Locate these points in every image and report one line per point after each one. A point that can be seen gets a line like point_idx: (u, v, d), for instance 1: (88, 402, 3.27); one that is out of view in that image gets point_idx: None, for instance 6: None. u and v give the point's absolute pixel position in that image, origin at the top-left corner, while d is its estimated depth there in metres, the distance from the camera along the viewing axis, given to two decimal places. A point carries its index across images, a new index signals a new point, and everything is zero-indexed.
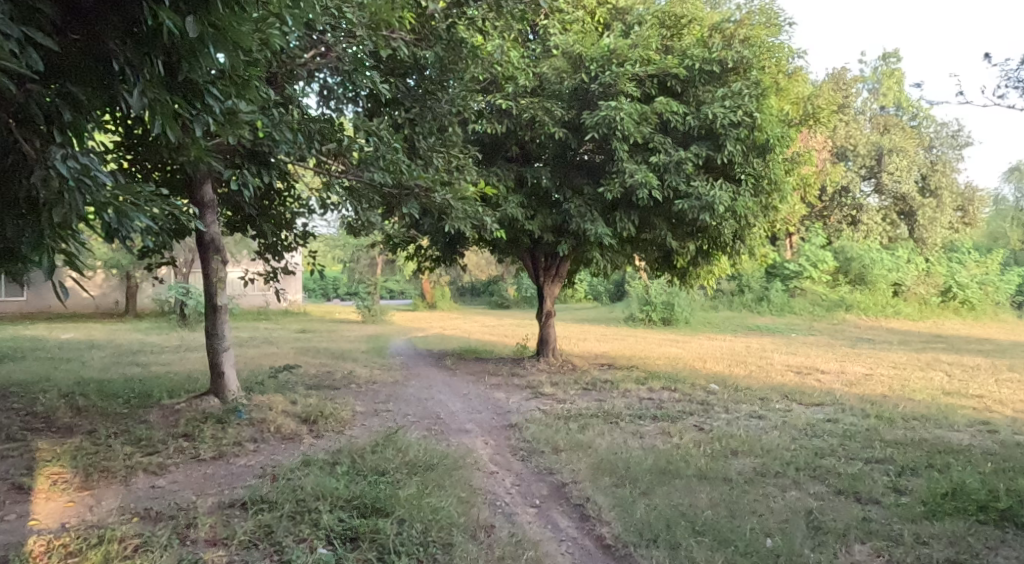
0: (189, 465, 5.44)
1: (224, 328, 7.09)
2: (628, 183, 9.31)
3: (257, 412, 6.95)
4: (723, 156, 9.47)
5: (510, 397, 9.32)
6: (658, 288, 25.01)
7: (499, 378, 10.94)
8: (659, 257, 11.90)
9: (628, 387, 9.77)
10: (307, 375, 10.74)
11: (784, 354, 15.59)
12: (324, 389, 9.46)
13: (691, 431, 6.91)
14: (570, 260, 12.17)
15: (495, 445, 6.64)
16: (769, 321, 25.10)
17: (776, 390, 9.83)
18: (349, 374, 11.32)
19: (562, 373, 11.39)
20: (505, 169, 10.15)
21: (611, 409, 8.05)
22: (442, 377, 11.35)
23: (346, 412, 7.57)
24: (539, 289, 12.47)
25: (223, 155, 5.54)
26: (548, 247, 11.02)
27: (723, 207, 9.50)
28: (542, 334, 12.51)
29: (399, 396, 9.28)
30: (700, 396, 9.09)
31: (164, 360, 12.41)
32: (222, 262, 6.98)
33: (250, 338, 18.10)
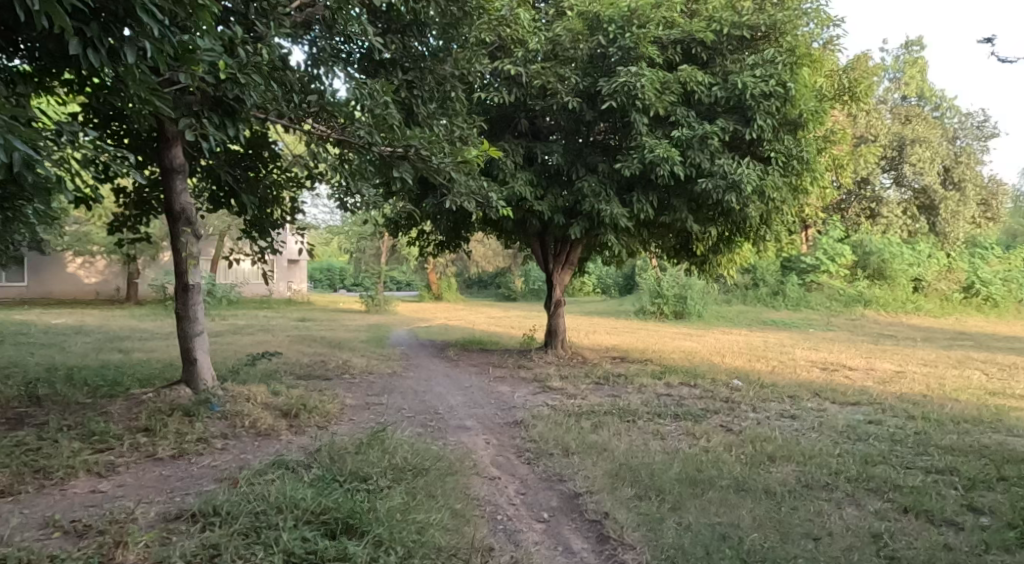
0: (143, 465, 4.72)
1: (197, 310, 6.37)
2: (648, 159, 8.53)
3: (232, 404, 6.20)
4: (752, 131, 8.67)
5: (515, 391, 8.56)
6: (670, 281, 24.21)
7: (505, 371, 10.19)
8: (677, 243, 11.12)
9: (643, 382, 9.01)
10: (299, 365, 10.02)
11: (806, 350, 14.74)
12: (314, 380, 8.73)
13: (718, 433, 6.13)
14: (581, 246, 11.39)
15: (498, 446, 5.89)
16: (785, 316, 24.26)
17: (804, 388, 9.03)
18: (344, 364, 10.59)
19: (571, 366, 10.62)
20: (513, 144, 9.39)
21: (627, 406, 7.28)
22: (443, 369, 10.61)
23: (333, 406, 6.83)
24: (549, 276, 11.70)
25: (180, 103, 4.67)
26: (559, 230, 10.24)
27: (751, 186, 8.71)
28: (551, 325, 11.74)
29: (395, 388, 8.54)
30: (723, 393, 8.31)
31: (150, 347, 11.70)
32: (195, 236, 6.24)
33: (247, 326, 17.42)
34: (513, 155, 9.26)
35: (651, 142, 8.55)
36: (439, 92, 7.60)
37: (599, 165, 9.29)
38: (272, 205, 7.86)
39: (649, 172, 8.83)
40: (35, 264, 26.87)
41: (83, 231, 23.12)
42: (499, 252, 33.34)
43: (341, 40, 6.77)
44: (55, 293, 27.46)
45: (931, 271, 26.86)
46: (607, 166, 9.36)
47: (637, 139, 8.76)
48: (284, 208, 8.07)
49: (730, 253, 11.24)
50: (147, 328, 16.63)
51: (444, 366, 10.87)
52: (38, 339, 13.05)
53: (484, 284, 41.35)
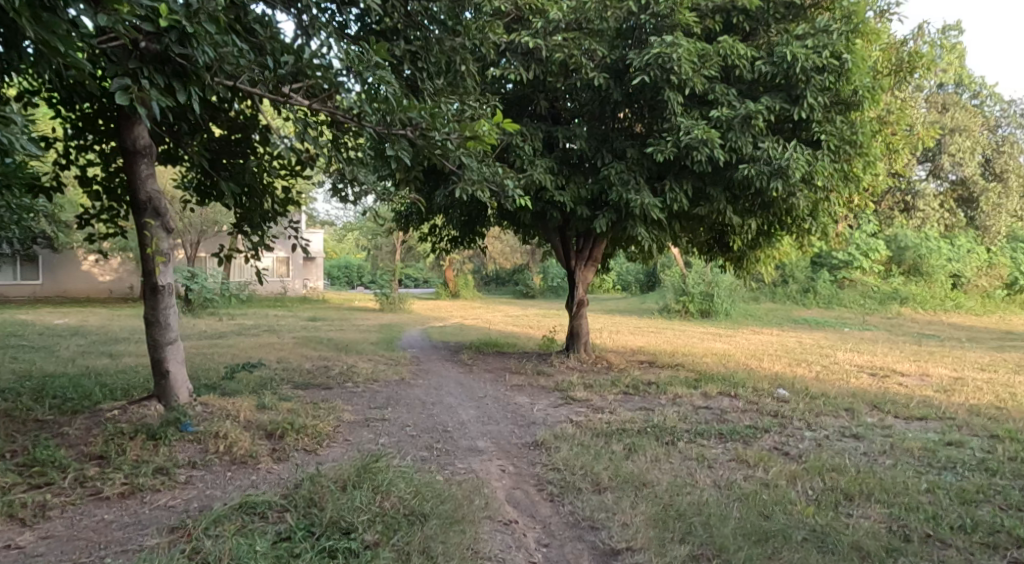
0: (86, 508, 3.91)
1: (170, 317, 5.55)
2: (683, 141, 7.62)
3: (207, 423, 5.37)
4: (801, 109, 7.71)
5: (535, 402, 7.68)
6: (695, 278, 23.21)
7: (523, 377, 9.31)
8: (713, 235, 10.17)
9: (678, 392, 8.10)
10: (298, 372, 9.18)
11: (848, 353, 13.70)
12: (312, 391, 7.89)
13: (774, 459, 5.20)
14: (606, 240, 10.46)
15: (515, 475, 5.02)
16: (817, 314, 23.15)
17: (859, 398, 8.06)
18: (348, 370, 9.76)
19: (596, 372, 9.71)
20: (532, 127, 8.51)
21: (662, 424, 6.37)
22: (456, 375, 9.74)
23: (327, 423, 5.98)
24: (570, 274, 10.81)
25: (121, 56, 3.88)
26: (582, 223, 9.32)
27: (800, 172, 7.75)
28: (573, 327, 10.82)
29: (401, 399, 7.68)
30: (769, 407, 7.38)
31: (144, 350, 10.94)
32: (165, 230, 5.42)
33: (253, 327, 16.67)
34: (532, 139, 8.37)
35: (687, 123, 7.64)
36: (447, 66, 6.76)
37: (627, 150, 8.38)
38: (263, 198, 7.00)
39: (685, 158, 7.91)
40: (48, 261, 26.42)
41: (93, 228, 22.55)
42: (517, 249, 32.46)
43: (335, 5, 5.94)
44: (68, 291, 26.99)
45: (970, 267, 25.79)
46: (636, 151, 8.45)
47: (671, 120, 7.85)
48: (276, 200, 7.23)
49: (769, 248, 10.26)
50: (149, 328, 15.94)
51: (457, 372, 10.01)
52: (30, 341, 12.36)
53: (501, 281, 40.49)
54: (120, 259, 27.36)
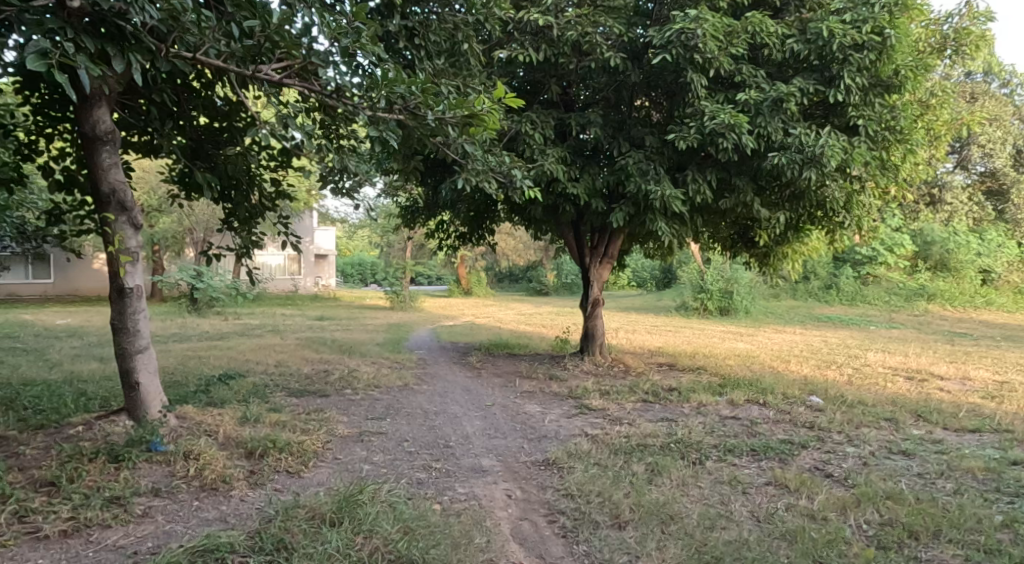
0: (20, 553, 3.41)
1: (139, 323, 5.00)
2: (708, 126, 7.00)
3: (181, 441, 4.84)
4: (838, 90, 7.06)
5: (546, 412, 7.09)
6: (714, 274, 22.53)
7: (534, 383, 8.71)
8: (737, 227, 9.52)
9: (702, 401, 7.48)
10: (296, 378, 8.64)
11: (879, 353, 12.99)
12: (307, 400, 7.33)
13: (818, 482, 4.59)
14: (622, 235, 9.83)
15: (522, 500, 4.46)
16: (840, 312, 22.39)
17: (901, 406, 7.40)
18: (350, 375, 9.21)
19: (612, 377, 9.09)
20: (542, 114, 7.92)
21: (688, 439, 5.73)
22: (463, 380, 9.17)
23: (316, 439, 5.44)
24: (585, 271, 10.19)
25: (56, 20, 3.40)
26: (598, 217, 8.71)
27: (836, 160, 7.10)
28: (588, 327, 10.21)
29: (402, 409, 7.12)
30: (803, 417, 6.74)
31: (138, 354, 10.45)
32: (132, 226, 4.87)
33: (259, 327, 16.21)
34: (544, 126, 7.77)
35: (712, 107, 7.01)
36: (448, 44, 6.16)
37: (646, 138, 7.76)
38: (248, 191, 6.45)
39: (709, 146, 7.29)
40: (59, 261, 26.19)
41: None
42: (530, 245, 31.88)
43: None
44: (79, 291, 26.75)
45: (1001, 261, 24.91)
46: (656, 139, 7.82)
47: (694, 104, 7.22)
48: (265, 193, 6.67)
49: (798, 243, 9.59)
50: (153, 329, 15.52)
51: (465, 377, 9.44)
52: (24, 343, 11.94)
53: (515, 278, 39.90)
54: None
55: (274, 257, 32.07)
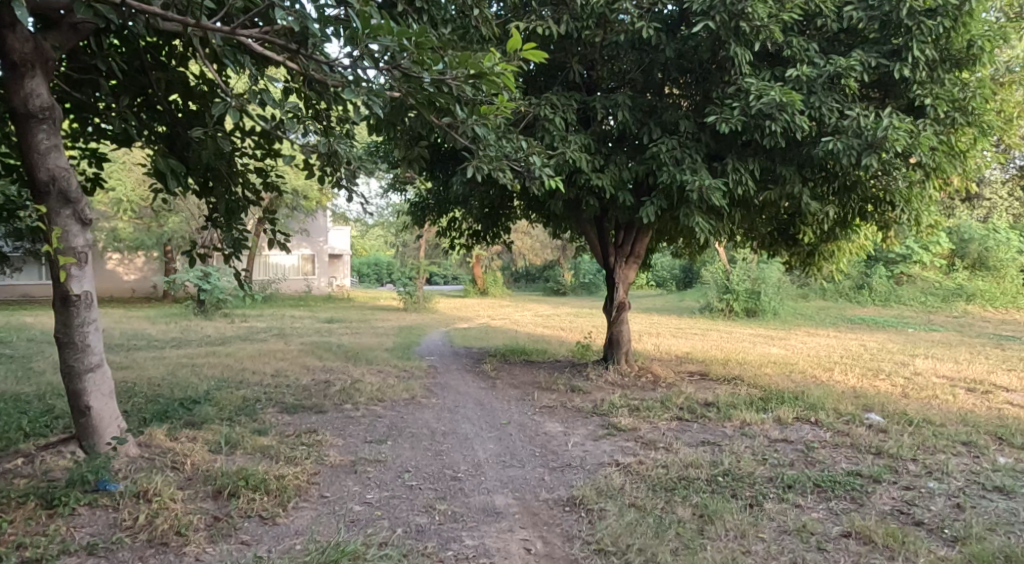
0: None
1: (90, 336, 4.23)
2: (753, 106, 6.14)
3: (136, 477, 4.10)
4: (904, 64, 6.16)
5: (569, 432, 6.25)
6: (740, 274, 21.61)
7: (554, 396, 7.88)
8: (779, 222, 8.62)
9: (746, 420, 6.59)
10: (293, 390, 7.87)
11: (927, 359, 12.00)
12: (299, 419, 6.54)
13: (909, 534, 3.74)
14: (650, 232, 8.97)
15: (543, 555, 3.65)
16: (872, 314, 21.35)
17: (975, 425, 6.47)
18: (353, 385, 8.45)
19: (640, 389, 8.23)
20: (564, 96, 7.10)
21: (737, 472, 4.88)
22: (476, 392, 8.36)
23: (301, 472, 4.66)
24: (609, 273, 9.33)
25: None
26: (626, 213, 7.85)
27: (901, 144, 6.19)
28: (612, 333, 9.34)
29: (405, 429, 6.33)
30: (866, 440, 5.85)
31: (129, 362, 9.76)
32: (78, 222, 4.08)
33: (265, 330, 15.53)
34: (566, 109, 6.94)
35: (759, 85, 6.15)
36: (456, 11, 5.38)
37: (681, 122, 6.91)
38: (228, 180, 5.69)
39: (754, 129, 6.42)
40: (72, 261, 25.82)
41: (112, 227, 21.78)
42: (548, 245, 31.07)
43: None
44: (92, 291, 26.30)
45: None
46: (692, 123, 6.98)
47: (738, 81, 6.38)
48: (249, 185, 5.91)
49: (845, 240, 8.67)
50: (156, 332, 14.87)
51: (478, 388, 8.63)
52: (16, 348, 11.34)
53: (532, 278, 39.07)
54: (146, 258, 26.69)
55: (288, 257, 31.44)
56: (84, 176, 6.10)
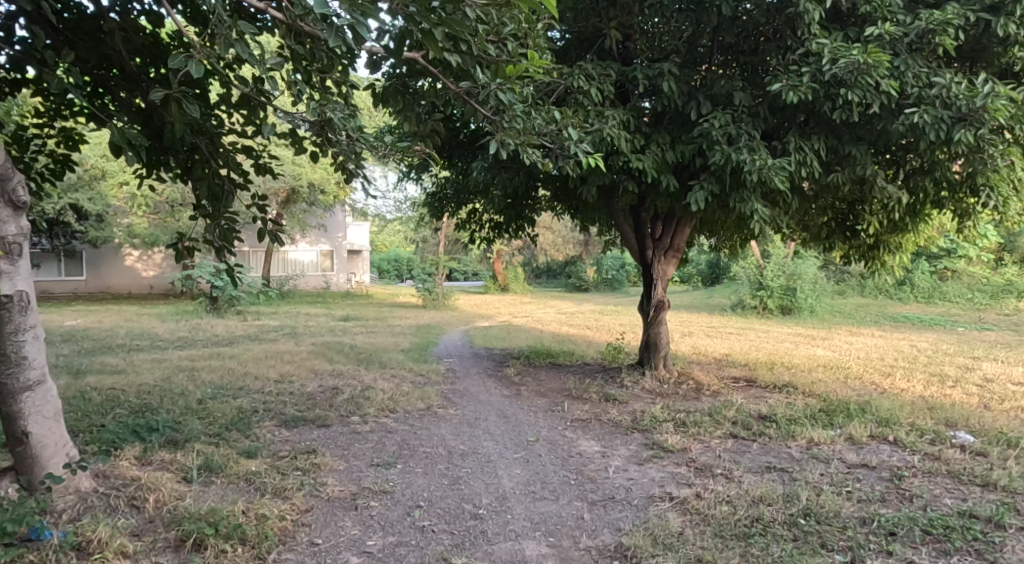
0: None
1: (26, 347, 3.46)
2: (824, 70, 5.20)
3: (81, 524, 3.33)
4: (1008, 19, 5.17)
5: (608, 453, 5.38)
6: (774, 270, 20.55)
7: (587, 408, 7.00)
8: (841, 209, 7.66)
9: (813, 439, 5.68)
10: (297, 399, 7.08)
11: (992, 362, 10.96)
12: (298, 436, 5.73)
13: None
14: (693, 222, 8.04)
15: None
16: (916, 313, 20.21)
17: None
18: (364, 392, 7.65)
19: (683, 399, 7.33)
20: (600, 65, 6.22)
21: (823, 512, 4.01)
22: (499, 401, 7.52)
23: (290, 511, 3.85)
24: (646, 268, 8.42)
25: None
26: (669, 200, 6.93)
27: (1004, 114, 5.20)
28: (650, 335, 8.43)
29: (418, 448, 5.51)
30: (965, 466, 4.93)
31: (127, 366, 9.04)
32: (9, 207, 3.39)
33: (276, 329, 14.82)
34: (602, 81, 6.05)
35: (834, 47, 5.21)
36: None
37: (736, 93, 6.00)
38: (211, 161, 4.90)
39: (824, 99, 5.49)
40: (92, 257, 25.41)
41: (127, 221, 21.29)
42: (570, 240, 30.14)
43: None
44: (111, 288, 25.84)
45: None
46: (748, 95, 6.06)
47: (807, 44, 5.46)
48: (235, 166, 5.08)
49: (916, 229, 7.67)
50: (165, 331, 14.19)
51: (501, 397, 7.77)
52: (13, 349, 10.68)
53: (554, 274, 38.16)
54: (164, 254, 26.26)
55: (306, 254, 30.83)
56: (52, 158, 5.39)
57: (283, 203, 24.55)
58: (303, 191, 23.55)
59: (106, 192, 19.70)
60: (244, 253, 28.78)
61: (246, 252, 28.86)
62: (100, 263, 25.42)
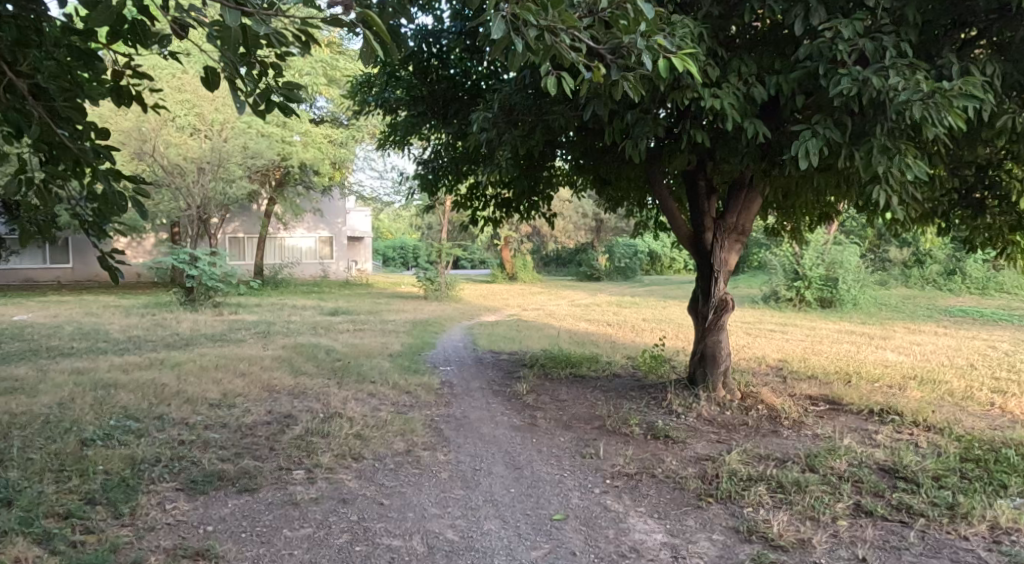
0: None
1: None
2: None
3: None
4: None
5: (683, 554, 3.42)
6: (813, 257, 18.48)
7: (631, 453, 4.98)
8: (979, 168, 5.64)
9: (1000, 523, 3.66)
10: (225, 440, 5.07)
11: None
12: (199, 517, 3.73)
13: None
14: (771, 190, 5.98)
15: None
16: (971, 305, 18.16)
17: None
18: (323, 423, 5.64)
19: (764, 440, 5.30)
20: None
21: None
22: (505, 437, 5.50)
23: None
24: (703, 255, 6.37)
25: None
26: (755, 154, 4.86)
27: None
28: (707, 345, 6.38)
29: (382, 540, 3.53)
30: None
31: (35, 380, 7.04)
32: None
33: (251, 326, 12.81)
34: None
35: None
36: None
37: None
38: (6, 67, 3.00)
39: None
40: (74, 244, 23.45)
41: None
42: (582, 226, 29.14)
43: None
44: (99, 277, 24.02)
45: None
46: None
47: None
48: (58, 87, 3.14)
49: None
50: (120, 328, 12.20)
51: (510, 430, 5.74)
52: None
53: (563, 262, 36.04)
54: (150, 239, 24.32)
55: (303, 240, 28.86)
56: None
57: (276, 184, 22.56)
58: (295, 171, 21.59)
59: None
60: (236, 239, 26.82)
61: (239, 238, 26.88)
62: (83, 248, 23.49)
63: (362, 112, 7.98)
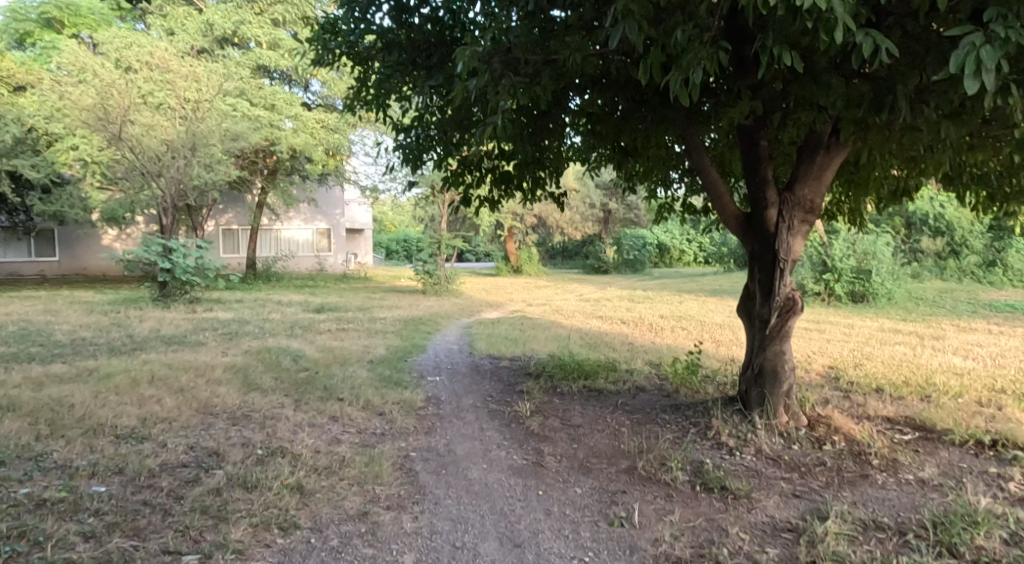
0: None
1: None
2: None
3: None
4: None
5: None
6: (843, 248, 16.92)
7: (677, 517, 3.54)
8: None
9: None
10: (106, 497, 3.65)
11: None
12: None
13: None
14: (856, 150, 4.49)
15: None
16: (1016, 299, 16.61)
17: None
18: (253, 466, 4.18)
19: (860, 494, 3.85)
20: None
21: None
22: (499, 486, 4.04)
23: None
24: (760, 240, 4.88)
25: None
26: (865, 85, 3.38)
27: None
28: (766, 358, 4.90)
29: None
30: None
31: None
32: None
33: (222, 326, 11.35)
34: None
35: None
36: None
37: None
38: None
39: None
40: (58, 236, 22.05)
41: (74, 192, 17.93)
42: (589, 216, 27.64)
43: None
44: (86, 270, 22.59)
45: None
46: None
47: None
48: None
49: None
50: (73, 329, 10.74)
51: (508, 473, 4.29)
52: None
53: (570, 255, 34.51)
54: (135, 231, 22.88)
55: (299, 232, 27.42)
56: None
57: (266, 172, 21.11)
58: (283, 158, 20.13)
59: (53, 158, 16.41)
60: (229, 231, 25.39)
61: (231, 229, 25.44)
62: (68, 241, 22.11)
63: (326, 67, 6.40)
